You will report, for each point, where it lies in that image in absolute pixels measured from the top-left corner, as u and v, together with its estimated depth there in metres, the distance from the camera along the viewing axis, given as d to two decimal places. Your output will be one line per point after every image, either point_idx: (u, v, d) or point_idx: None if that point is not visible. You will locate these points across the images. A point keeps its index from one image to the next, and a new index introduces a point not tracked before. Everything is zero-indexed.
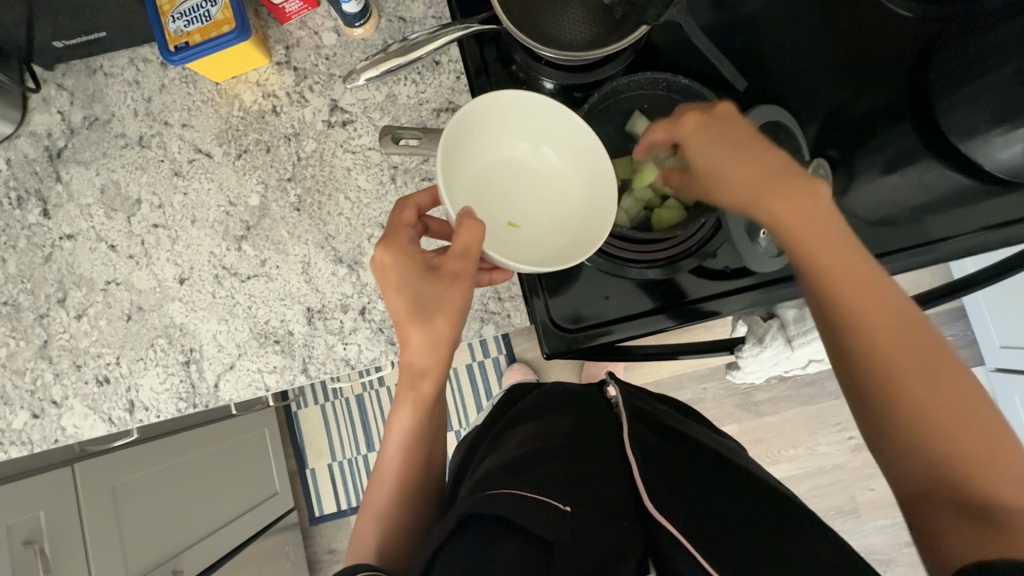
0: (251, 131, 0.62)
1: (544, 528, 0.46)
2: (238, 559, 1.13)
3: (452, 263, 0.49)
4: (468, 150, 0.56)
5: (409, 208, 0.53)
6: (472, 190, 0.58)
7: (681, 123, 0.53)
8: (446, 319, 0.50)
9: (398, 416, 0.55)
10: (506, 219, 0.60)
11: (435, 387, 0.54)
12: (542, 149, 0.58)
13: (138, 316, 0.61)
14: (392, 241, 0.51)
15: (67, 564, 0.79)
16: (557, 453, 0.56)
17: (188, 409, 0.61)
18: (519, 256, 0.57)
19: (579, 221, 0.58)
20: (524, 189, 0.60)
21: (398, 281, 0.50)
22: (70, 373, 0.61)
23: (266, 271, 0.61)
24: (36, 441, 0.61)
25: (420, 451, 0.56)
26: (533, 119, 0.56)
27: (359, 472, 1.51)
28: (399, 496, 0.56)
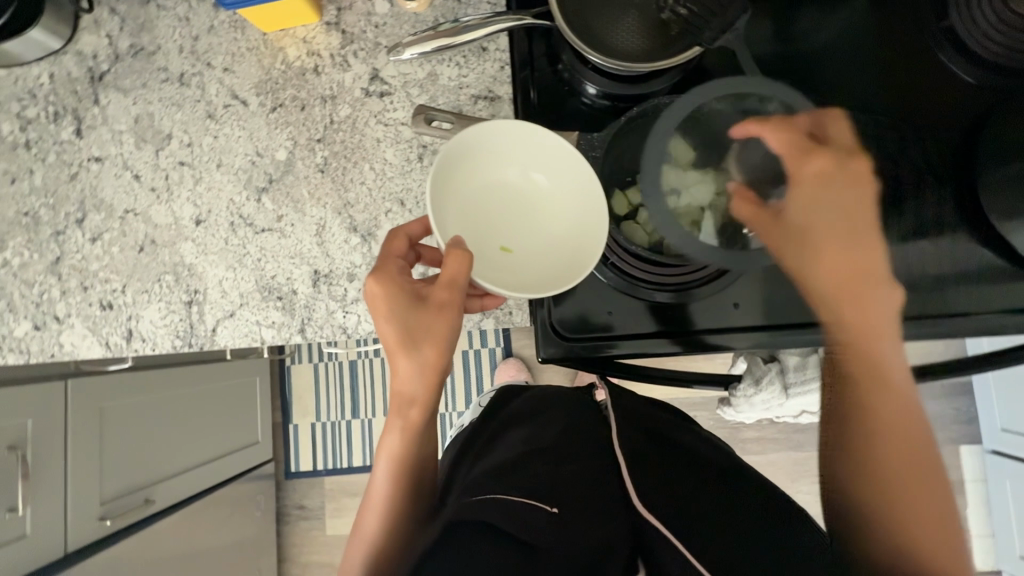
0: (289, 86, 0.62)
1: (527, 533, 0.48)
2: (209, 498, 1.15)
3: (439, 295, 0.49)
4: (457, 176, 0.56)
5: (398, 238, 0.54)
6: (464, 216, 0.57)
7: (807, 151, 0.53)
8: (435, 347, 0.51)
9: (387, 441, 0.55)
10: (499, 245, 0.58)
11: (423, 415, 0.54)
12: (533, 174, 0.58)
13: (151, 250, 0.62)
14: (381, 272, 0.51)
15: (45, 474, 0.81)
16: (541, 463, 0.58)
17: (182, 347, 0.62)
18: (507, 280, 0.55)
19: (573, 244, 0.56)
20: (517, 215, 0.59)
21: (388, 312, 0.50)
22: (76, 293, 0.62)
23: (281, 227, 0.61)
24: (34, 352, 0.62)
25: (408, 476, 0.57)
26: (523, 147, 0.56)
27: (340, 435, 1.53)
28: (389, 517, 0.56)
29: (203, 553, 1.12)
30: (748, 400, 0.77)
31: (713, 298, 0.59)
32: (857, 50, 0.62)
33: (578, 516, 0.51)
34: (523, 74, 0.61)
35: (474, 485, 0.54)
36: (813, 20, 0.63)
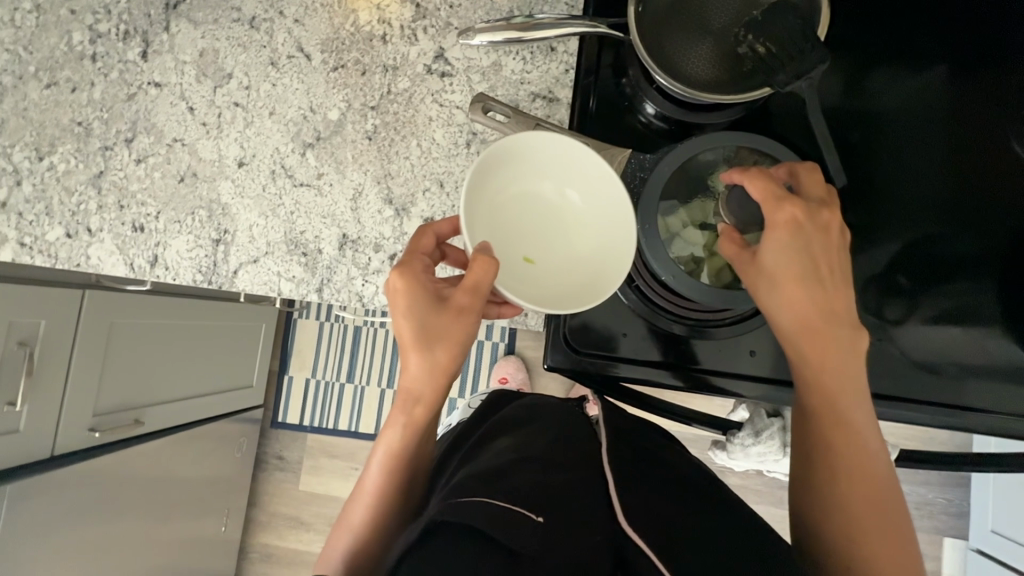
0: (355, 49, 0.63)
1: (507, 537, 0.45)
2: (195, 431, 1.17)
3: (461, 300, 0.50)
4: (491, 179, 0.54)
5: (428, 236, 0.55)
6: (493, 218, 0.55)
7: (780, 199, 0.50)
8: (447, 349, 0.51)
9: (388, 434, 0.56)
10: (522, 256, 0.56)
11: (427, 414, 0.55)
12: (568, 191, 0.56)
13: (190, 182, 0.63)
14: (405, 267, 0.52)
15: (49, 375, 0.83)
16: (524, 469, 0.55)
17: (202, 283, 0.63)
18: (526, 292, 0.53)
19: (598, 268, 0.55)
20: (544, 230, 0.57)
21: (408, 308, 0.51)
22: (111, 210, 0.64)
23: (320, 185, 0.62)
24: (61, 258, 0.64)
25: (402, 471, 0.56)
26: (561, 161, 0.54)
27: (331, 396, 1.54)
28: (379, 510, 0.56)
29: (177, 482, 1.15)
30: (743, 451, 0.73)
31: (729, 341, 0.58)
32: (927, 122, 0.61)
33: (563, 529, 0.49)
34: (586, 81, 0.60)
35: (456, 486, 0.52)
36: (890, 82, 0.61)
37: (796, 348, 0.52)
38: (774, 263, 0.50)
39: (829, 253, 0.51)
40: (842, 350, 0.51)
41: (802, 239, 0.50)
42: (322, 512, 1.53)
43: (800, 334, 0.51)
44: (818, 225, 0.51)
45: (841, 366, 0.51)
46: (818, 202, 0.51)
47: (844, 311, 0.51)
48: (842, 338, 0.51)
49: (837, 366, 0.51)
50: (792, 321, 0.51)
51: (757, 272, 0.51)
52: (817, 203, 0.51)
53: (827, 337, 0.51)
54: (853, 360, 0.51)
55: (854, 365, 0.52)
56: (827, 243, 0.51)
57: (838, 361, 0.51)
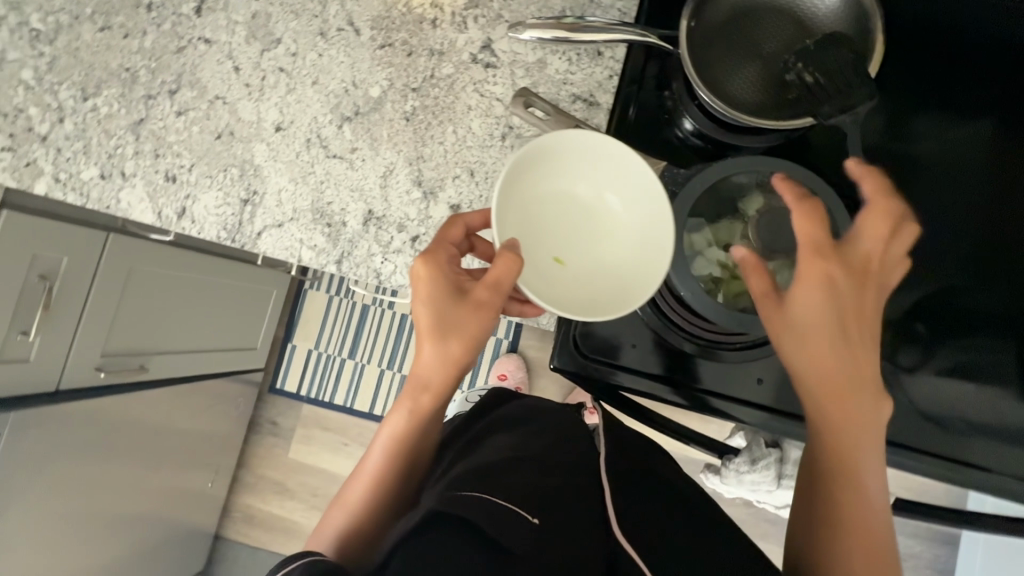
0: (404, 29, 0.63)
1: (502, 535, 0.46)
2: (193, 385, 1.19)
3: (479, 296, 0.50)
4: (529, 176, 0.55)
5: (456, 226, 0.55)
6: (524, 216, 0.56)
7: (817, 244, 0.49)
8: (462, 342, 0.52)
9: (395, 417, 0.58)
10: (550, 257, 0.58)
11: (433, 404, 0.57)
12: (607, 196, 0.57)
13: (226, 140, 0.64)
14: (431, 255, 0.52)
15: (65, 310, 0.85)
16: (523, 469, 0.56)
17: (226, 240, 0.64)
18: (550, 294, 0.55)
19: (625, 278, 0.56)
20: (581, 232, 0.59)
21: (428, 297, 0.51)
22: (147, 158, 0.65)
23: (352, 159, 0.62)
24: (92, 198, 0.65)
25: (402, 458, 0.58)
26: (603, 164, 0.54)
27: (331, 370, 1.55)
28: (377, 490, 0.58)
29: (172, 432, 1.17)
30: (737, 476, 0.76)
31: (738, 366, 0.58)
32: (966, 174, 0.60)
33: (558, 533, 0.49)
34: (627, 89, 0.60)
35: (456, 480, 0.52)
36: (932, 130, 0.60)
37: (812, 394, 0.51)
38: (796, 304, 0.49)
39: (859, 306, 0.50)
40: (847, 398, 0.50)
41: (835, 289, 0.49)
42: (307, 482, 1.54)
43: (804, 374, 0.50)
44: (852, 275, 0.50)
45: (845, 414, 0.51)
46: (856, 253, 0.50)
47: (865, 365, 0.50)
48: (851, 386, 0.50)
49: (838, 412, 0.51)
50: (799, 360, 0.50)
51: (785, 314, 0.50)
52: (854, 253, 0.50)
53: (834, 382, 0.50)
54: (864, 407, 0.51)
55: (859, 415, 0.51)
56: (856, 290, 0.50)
57: (841, 408, 0.51)
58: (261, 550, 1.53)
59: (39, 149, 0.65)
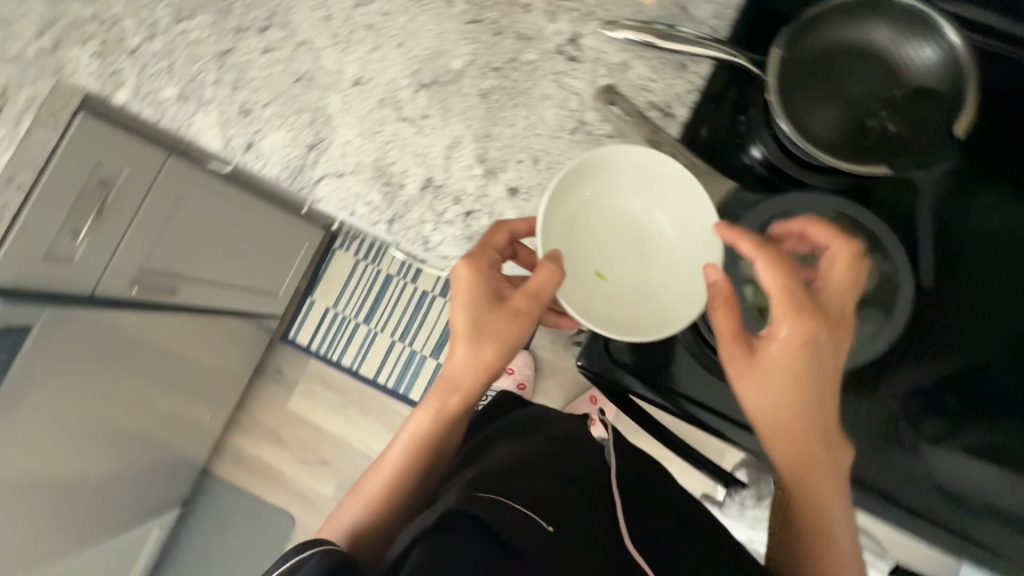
0: (495, 10, 0.64)
1: (513, 535, 0.50)
2: (212, 318, 1.21)
3: (517, 308, 0.57)
4: (582, 187, 0.59)
5: (501, 232, 0.58)
6: (571, 227, 0.60)
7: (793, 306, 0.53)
8: (494, 347, 0.58)
9: (421, 415, 0.64)
10: (594, 270, 0.61)
11: (458, 405, 0.62)
12: (655, 217, 0.61)
13: (304, 85, 0.65)
14: (472, 260, 0.57)
15: (113, 220, 0.87)
16: (534, 473, 0.59)
17: (285, 180, 0.65)
18: (592, 306, 0.59)
19: (672, 296, 0.60)
20: (625, 249, 0.62)
21: (468, 302, 0.57)
22: (226, 87, 0.66)
23: (421, 124, 0.63)
24: (167, 116, 0.67)
25: (419, 456, 0.64)
26: (661, 185, 0.59)
27: (344, 331, 1.57)
28: (394, 484, 0.64)
29: (179, 359, 1.19)
30: None
31: None
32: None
33: (565, 541, 0.52)
34: (705, 107, 0.60)
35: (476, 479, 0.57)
36: (995, 207, 0.59)
37: (779, 444, 0.55)
38: (766, 361, 0.53)
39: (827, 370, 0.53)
40: (804, 442, 0.54)
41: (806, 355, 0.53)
42: (300, 435, 1.57)
43: (764, 426, 0.54)
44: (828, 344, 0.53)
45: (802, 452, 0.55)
46: (835, 322, 0.53)
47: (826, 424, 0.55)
48: (810, 432, 0.54)
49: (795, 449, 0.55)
50: (760, 408, 0.54)
51: (760, 368, 0.53)
52: (833, 322, 0.53)
53: (790, 421, 0.54)
54: (827, 459, 0.55)
55: (819, 456, 0.55)
56: (818, 338, 0.52)
57: (796, 447, 0.55)
58: (244, 490, 1.56)
59: (127, 62, 0.68)
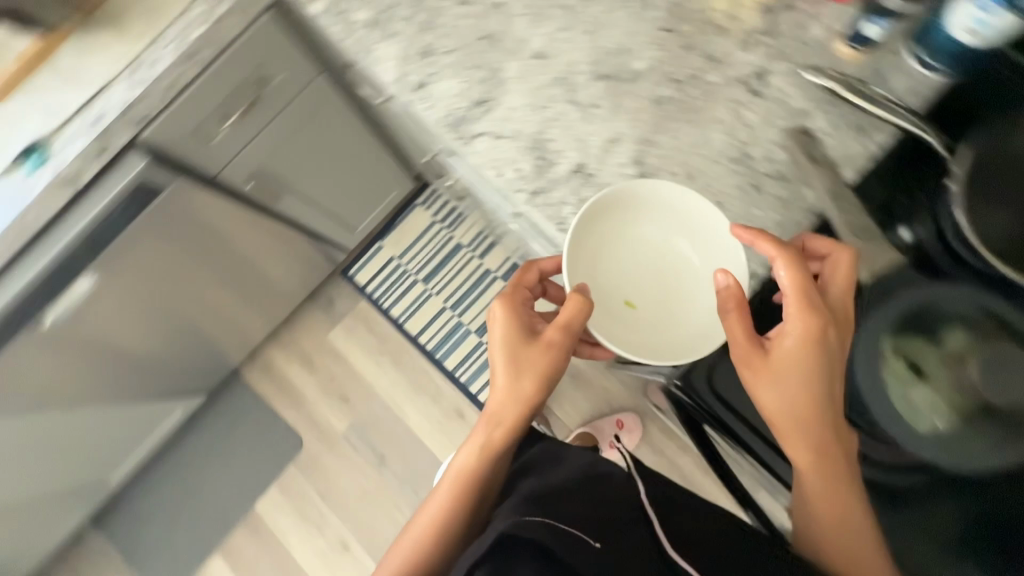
0: (691, 25, 0.65)
1: (565, 550, 0.53)
2: (295, 233, 1.26)
3: (550, 340, 0.63)
4: (608, 207, 0.62)
5: (532, 270, 0.70)
6: (593, 260, 0.63)
7: (805, 300, 0.54)
8: (532, 379, 0.64)
9: (467, 453, 0.67)
10: (624, 300, 0.64)
11: (503, 439, 0.66)
12: (671, 242, 0.63)
13: (487, 44, 0.68)
14: (509, 300, 0.67)
15: (256, 117, 0.91)
16: (578, 498, 0.62)
17: (443, 126, 0.67)
18: (637, 341, 0.62)
19: (694, 327, 0.62)
20: (646, 276, 0.64)
21: (505, 336, 0.65)
22: (415, 25, 0.69)
23: (589, 112, 0.64)
24: (352, 37, 0.71)
25: (465, 492, 0.67)
26: (677, 214, 0.62)
27: (401, 284, 1.61)
28: (443, 527, 0.66)
29: (252, 266, 1.26)
30: None
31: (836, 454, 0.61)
32: None
33: (619, 557, 0.56)
34: (871, 180, 0.60)
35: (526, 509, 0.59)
36: None
37: (798, 444, 0.56)
38: (779, 355, 0.55)
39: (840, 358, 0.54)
40: (817, 431, 0.55)
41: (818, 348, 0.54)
42: (331, 367, 1.61)
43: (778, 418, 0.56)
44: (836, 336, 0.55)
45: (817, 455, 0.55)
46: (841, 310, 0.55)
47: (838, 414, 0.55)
48: (825, 427, 0.55)
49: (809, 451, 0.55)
50: (776, 402, 0.55)
51: (772, 360, 0.55)
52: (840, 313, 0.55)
53: (806, 420, 0.55)
54: (840, 453, 0.56)
55: (837, 460, 0.55)
56: (827, 332, 0.54)
57: (814, 451, 0.55)
58: (265, 402, 1.61)
59: None
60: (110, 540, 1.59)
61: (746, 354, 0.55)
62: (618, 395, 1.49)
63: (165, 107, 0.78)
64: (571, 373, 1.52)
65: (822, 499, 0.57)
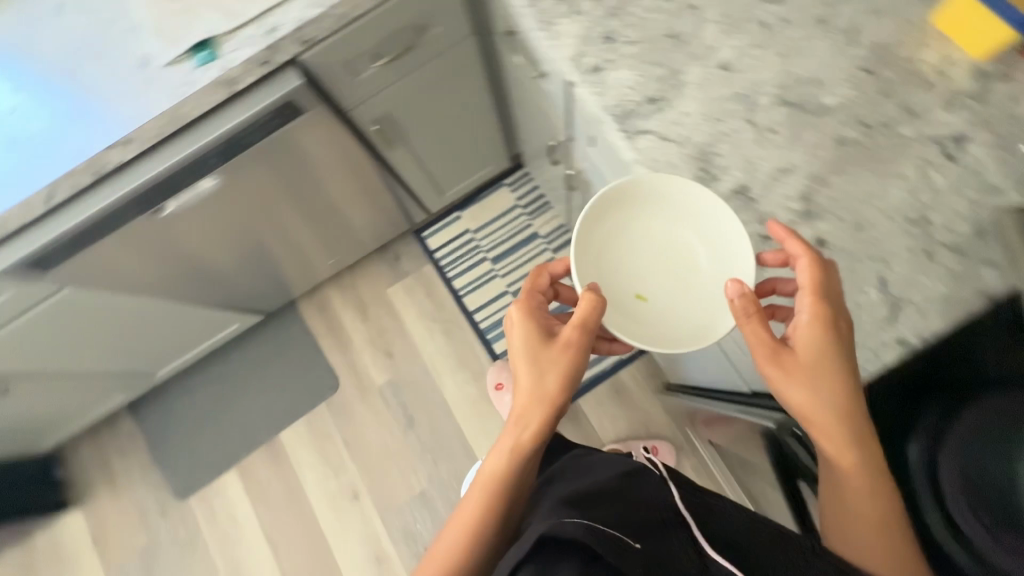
0: (893, 72, 0.62)
1: (608, 548, 0.49)
2: (392, 184, 1.28)
3: (570, 335, 0.62)
4: (619, 200, 0.63)
5: (544, 275, 0.71)
6: (601, 259, 0.65)
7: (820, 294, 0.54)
8: (558, 374, 0.61)
9: (493, 460, 0.62)
10: (635, 292, 0.65)
11: (531, 443, 0.61)
12: (678, 232, 0.65)
13: (672, 44, 0.66)
14: (525, 304, 0.66)
15: (403, 63, 0.92)
16: (610, 504, 0.59)
17: (609, 114, 0.65)
18: (646, 332, 0.62)
19: (700, 319, 0.63)
20: (654, 269, 0.66)
21: (524, 333, 0.63)
22: (603, 8, 0.68)
23: (764, 135, 0.62)
24: (536, 6, 0.70)
25: (495, 501, 0.61)
26: (683, 206, 0.63)
27: (469, 257, 1.62)
28: (473, 540, 0.60)
29: (335, 207, 1.25)
30: None
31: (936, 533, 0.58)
32: None
33: (659, 558, 0.51)
34: None
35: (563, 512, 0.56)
36: None
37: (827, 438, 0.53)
38: (801, 347, 0.54)
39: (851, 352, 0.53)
40: (845, 423, 0.52)
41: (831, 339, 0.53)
42: (383, 320, 1.63)
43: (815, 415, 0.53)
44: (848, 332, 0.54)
45: (851, 447, 0.52)
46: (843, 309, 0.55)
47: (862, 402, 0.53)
48: (853, 426, 0.52)
49: (842, 440, 0.52)
50: (806, 396, 0.53)
51: (792, 360, 0.54)
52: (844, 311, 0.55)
53: (838, 416, 0.52)
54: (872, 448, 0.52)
55: (872, 460, 0.52)
56: (840, 323, 0.53)
57: (848, 441, 0.52)
58: (313, 337, 1.65)
59: None
60: (140, 428, 1.66)
61: (764, 345, 0.54)
62: (658, 420, 1.47)
63: (333, 34, 0.78)
64: (616, 387, 1.51)
65: (855, 497, 0.52)
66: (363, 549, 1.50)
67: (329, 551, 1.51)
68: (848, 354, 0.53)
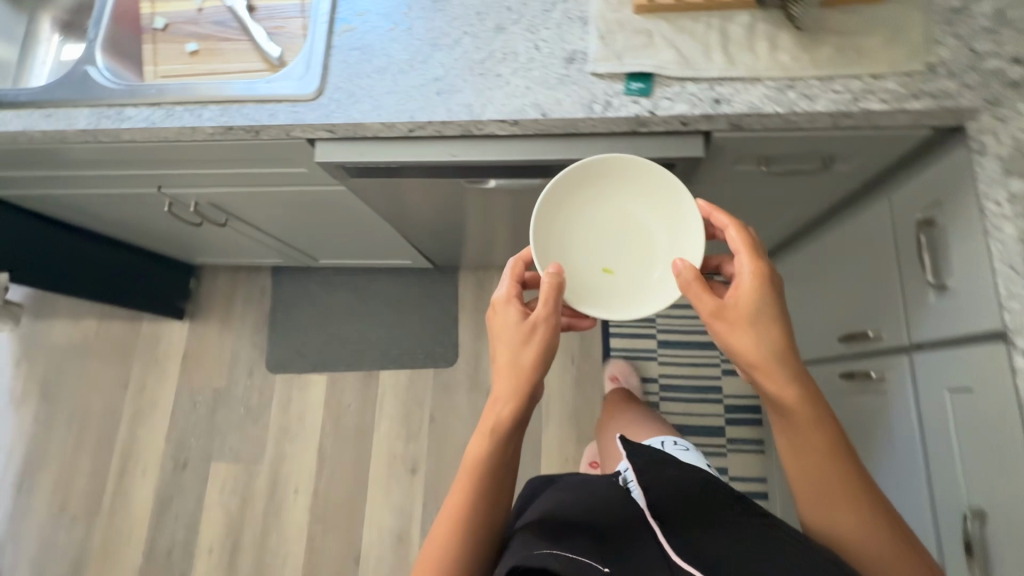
0: None
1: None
2: None
3: (547, 314, 0.58)
4: (601, 178, 0.66)
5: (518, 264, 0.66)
6: (568, 225, 0.67)
7: (748, 251, 0.58)
8: (535, 347, 0.58)
9: (469, 451, 0.59)
10: (601, 267, 0.67)
11: (506, 419, 0.57)
12: (646, 214, 0.67)
13: None
14: (496, 304, 0.62)
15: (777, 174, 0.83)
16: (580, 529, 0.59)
17: None
18: (602, 303, 0.65)
19: (650, 297, 0.65)
20: (620, 247, 0.68)
21: (503, 319, 0.60)
22: None
23: None
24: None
25: (477, 488, 0.59)
26: (652, 190, 0.66)
27: (640, 328, 1.54)
28: (461, 532, 0.59)
29: None
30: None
31: None
32: None
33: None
34: None
35: (531, 541, 0.57)
36: None
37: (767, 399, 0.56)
38: (739, 299, 0.56)
39: (780, 302, 0.56)
40: (780, 377, 0.55)
41: (763, 292, 0.56)
42: None
43: (755, 363, 0.55)
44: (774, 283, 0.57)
45: (795, 387, 0.55)
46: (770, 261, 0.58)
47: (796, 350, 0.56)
48: (784, 385, 0.55)
49: (785, 383, 0.55)
50: (753, 341, 0.55)
51: (731, 313, 0.56)
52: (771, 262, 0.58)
53: (778, 363, 0.55)
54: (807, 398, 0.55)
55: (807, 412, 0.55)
56: (770, 272, 0.57)
57: (783, 398, 0.55)
58: (458, 306, 1.63)
59: None
60: (271, 288, 1.71)
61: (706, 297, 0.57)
62: None
63: (763, 131, 0.70)
64: None
65: (806, 446, 0.56)
66: (391, 519, 1.48)
67: (363, 502, 1.51)
68: (778, 308, 0.56)
